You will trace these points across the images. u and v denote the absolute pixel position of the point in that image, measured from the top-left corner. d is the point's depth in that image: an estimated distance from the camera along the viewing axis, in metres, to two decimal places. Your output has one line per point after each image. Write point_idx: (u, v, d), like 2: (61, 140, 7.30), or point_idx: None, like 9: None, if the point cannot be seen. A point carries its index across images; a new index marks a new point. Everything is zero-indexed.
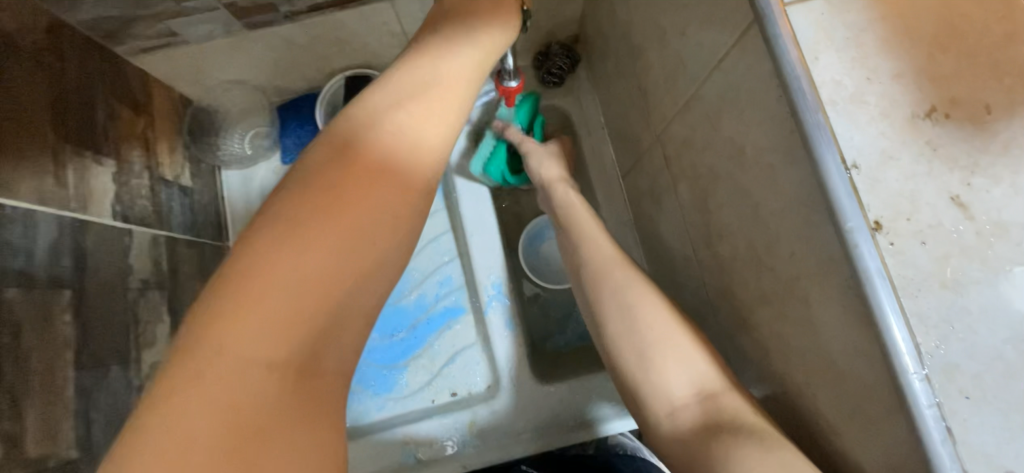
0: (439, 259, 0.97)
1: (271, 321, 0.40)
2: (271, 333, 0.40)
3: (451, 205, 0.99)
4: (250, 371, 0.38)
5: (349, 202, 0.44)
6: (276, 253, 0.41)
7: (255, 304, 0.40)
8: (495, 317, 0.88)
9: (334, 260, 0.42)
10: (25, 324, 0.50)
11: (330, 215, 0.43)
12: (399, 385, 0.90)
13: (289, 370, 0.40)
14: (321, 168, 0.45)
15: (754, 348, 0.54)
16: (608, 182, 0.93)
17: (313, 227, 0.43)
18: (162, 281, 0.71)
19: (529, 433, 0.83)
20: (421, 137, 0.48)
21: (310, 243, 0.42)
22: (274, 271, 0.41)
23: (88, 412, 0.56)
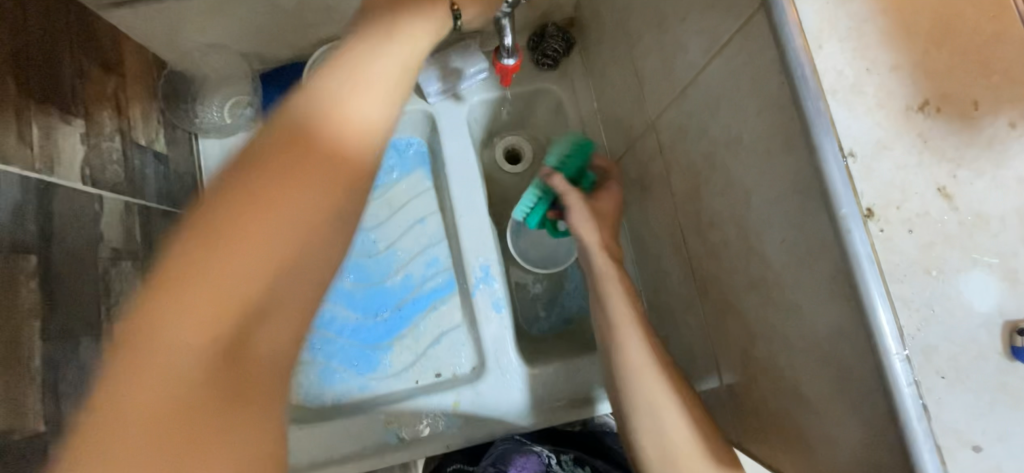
0: (426, 240, 0.96)
1: (187, 356, 0.31)
2: (206, 320, 0.32)
3: (440, 185, 0.97)
4: (156, 416, 0.30)
5: (284, 198, 0.35)
6: (194, 266, 0.32)
7: (162, 332, 0.31)
8: (481, 298, 0.88)
9: (268, 271, 0.34)
10: None
11: (263, 217, 0.34)
12: (383, 365, 0.89)
13: (208, 412, 0.31)
14: (264, 155, 0.35)
15: (738, 332, 0.56)
16: None
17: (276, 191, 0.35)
18: (134, 252, 0.68)
19: (512, 414, 0.84)
20: (379, 118, 0.39)
21: (272, 203, 0.34)
22: (207, 283, 0.32)
23: (57, 385, 0.52)
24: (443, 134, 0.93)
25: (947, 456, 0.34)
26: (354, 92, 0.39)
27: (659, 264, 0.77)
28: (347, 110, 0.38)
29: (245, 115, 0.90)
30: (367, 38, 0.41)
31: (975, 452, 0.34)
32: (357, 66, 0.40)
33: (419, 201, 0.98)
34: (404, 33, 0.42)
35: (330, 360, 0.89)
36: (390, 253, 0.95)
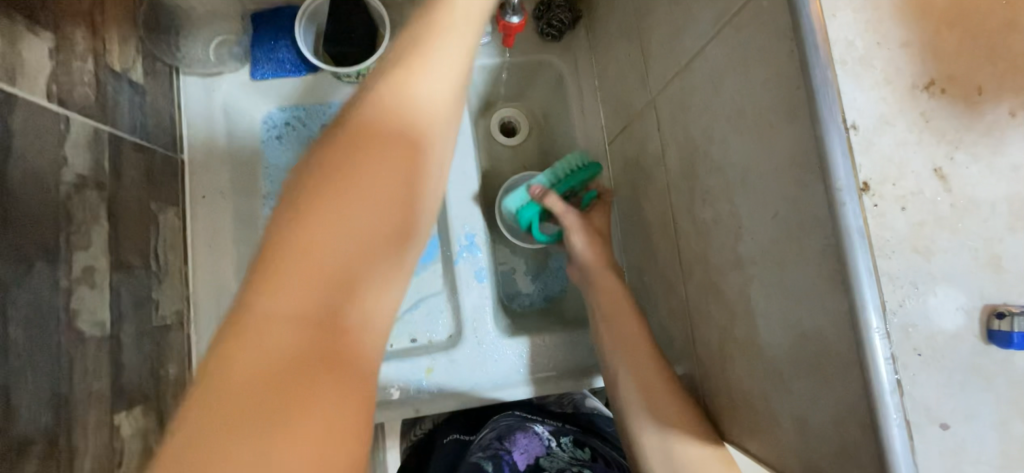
0: None
1: (270, 334, 0.32)
2: (311, 290, 0.34)
3: None
4: (243, 396, 0.30)
5: (354, 175, 0.36)
6: (283, 251, 0.34)
7: (255, 321, 0.33)
8: (465, 268, 0.86)
9: (343, 255, 0.35)
10: None
11: (337, 198, 0.35)
12: None
13: (282, 400, 0.31)
14: (340, 145, 0.37)
15: (718, 311, 0.56)
16: (593, 147, 0.92)
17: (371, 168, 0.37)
18: (102, 181, 0.63)
19: (485, 384, 0.84)
20: (444, 90, 0.40)
21: (337, 187, 0.36)
22: (289, 271, 0.34)
23: (7, 309, 0.49)
24: None
25: (915, 431, 0.34)
26: (419, 70, 0.40)
27: (648, 245, 0.76)
28: (415, 89, 0.39)
29: (235, 54, 0.87)
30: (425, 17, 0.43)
31: (942, 430, 0.34)
32: (417, 48, 0.41)
33: None
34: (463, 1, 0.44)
35: None
36: None
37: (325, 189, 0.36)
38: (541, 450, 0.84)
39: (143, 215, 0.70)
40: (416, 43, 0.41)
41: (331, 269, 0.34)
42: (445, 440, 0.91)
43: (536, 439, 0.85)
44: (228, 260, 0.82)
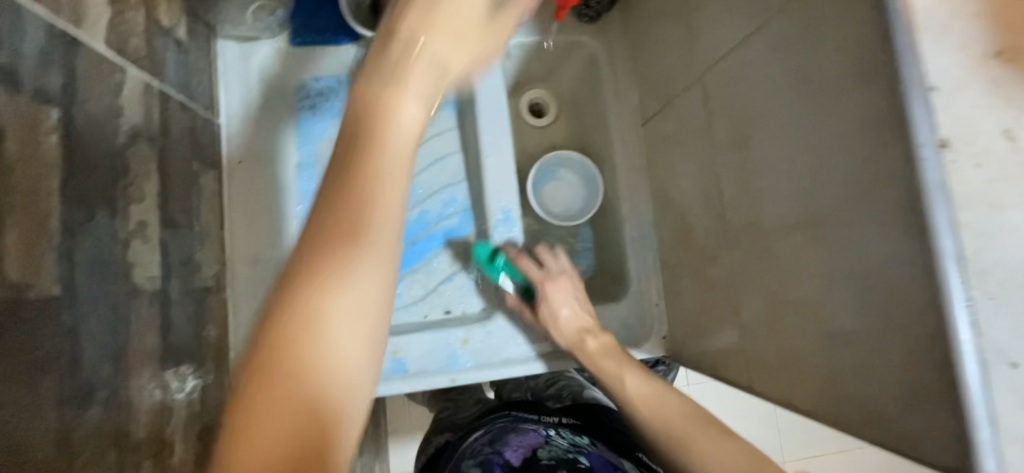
0: (447, 179, 0.94)
1: (269, 429, 0.32)
2: (272, 439, 0.32)
3: (465, 124, 0.95)
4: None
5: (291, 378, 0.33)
6: (245, 418, 0.32)
7: (253, 412, 0.32)
8: (500, 241, 0.87)
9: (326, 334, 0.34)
10: (6, 129, 0.41)
11: (275, 398, 0.33)
12: (392, 296, 0.87)
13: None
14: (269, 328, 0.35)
15: (767, 276, 0.59)
16: (625, 127, 0.94)
17: (335, 272, 0.35)
18: (152, 135, 0.62)
19: (519, 355, 0.85)
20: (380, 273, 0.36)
21: (281, 349, 0.33)
22: (255, 429, 0.32)
23: (73, 253, 0.48)
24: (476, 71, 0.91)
25: (988, 369, 0.36)
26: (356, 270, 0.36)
27: (685, 221, 0.79)
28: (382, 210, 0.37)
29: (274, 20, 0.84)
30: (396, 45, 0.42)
31: (1012, 368, 0.37)
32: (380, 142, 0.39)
33: (440, 139, 0.95)
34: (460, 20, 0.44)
35: None
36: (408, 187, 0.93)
37: (276, 354, 0.33)
38: (536, 443, 0.76)
39: (186, 174, 0.69)
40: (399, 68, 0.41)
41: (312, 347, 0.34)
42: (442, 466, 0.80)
43: (530, 435, 0.78)
44: (263, 225, 0.83)
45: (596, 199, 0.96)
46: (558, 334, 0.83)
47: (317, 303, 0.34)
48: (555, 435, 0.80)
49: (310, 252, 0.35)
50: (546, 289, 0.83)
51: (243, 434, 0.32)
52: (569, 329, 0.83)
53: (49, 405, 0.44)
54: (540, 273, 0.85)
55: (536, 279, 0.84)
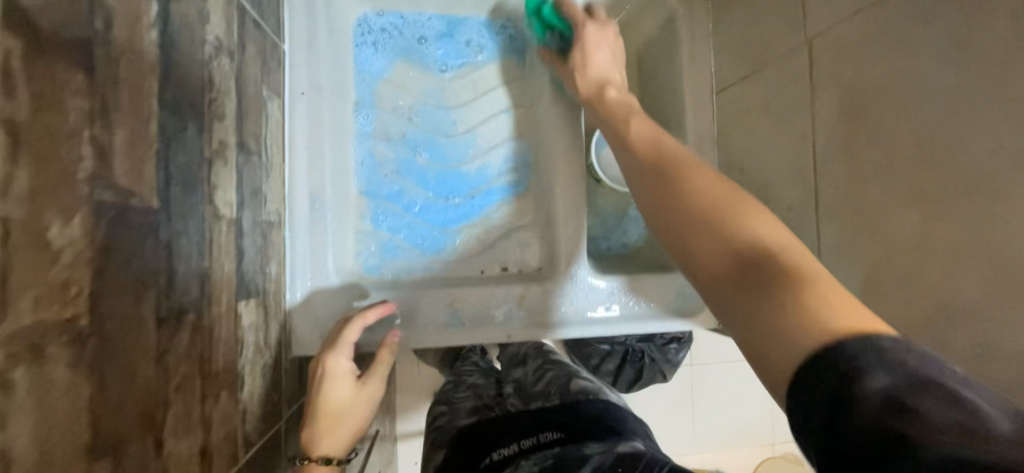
0: (509, 132, 0.90)
1: None
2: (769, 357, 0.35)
3: (533, 76, 0.90)
4: None
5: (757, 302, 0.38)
6: None
7: None
8: (564, 198, 0.84)
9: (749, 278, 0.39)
10: (113, 15, 0.37)
11: None
12: (450, 249, 0.86)
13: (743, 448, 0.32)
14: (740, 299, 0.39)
15: (868, 251, 0.58)
16: (699, 94, 0.90)
17: (809, 273, 0.37)
18: (231, 50, 0.58)
19: (576, 317, 0.84)
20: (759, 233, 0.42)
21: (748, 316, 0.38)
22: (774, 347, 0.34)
23: (169, 164, 0.45)
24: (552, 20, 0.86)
25: None
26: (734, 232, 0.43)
27: (762, 193, 0.77)
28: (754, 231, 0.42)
29: None
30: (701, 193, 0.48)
31: None
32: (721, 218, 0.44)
33: (505, 90, 0.91)
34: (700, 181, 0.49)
35: (396, 234, 0.84)
36: (470, 138, 0.88)
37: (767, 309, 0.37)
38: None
39: (257, 99, 0.65)
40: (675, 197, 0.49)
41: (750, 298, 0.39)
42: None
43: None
44: (324, 164, 0.79)
45: None
46: (584, 71, 0.79)
47: (724, 258, 0.42)
48: (522, 458, 0.68)
49: (681, 243, 0.47)
50: (586, 33, 0.80)
51: None
52: (603, 69, 0.79)
53: (150, 321, 0.42)
54: (583, 15, 0.83)
55: (579, 17, 0.82)
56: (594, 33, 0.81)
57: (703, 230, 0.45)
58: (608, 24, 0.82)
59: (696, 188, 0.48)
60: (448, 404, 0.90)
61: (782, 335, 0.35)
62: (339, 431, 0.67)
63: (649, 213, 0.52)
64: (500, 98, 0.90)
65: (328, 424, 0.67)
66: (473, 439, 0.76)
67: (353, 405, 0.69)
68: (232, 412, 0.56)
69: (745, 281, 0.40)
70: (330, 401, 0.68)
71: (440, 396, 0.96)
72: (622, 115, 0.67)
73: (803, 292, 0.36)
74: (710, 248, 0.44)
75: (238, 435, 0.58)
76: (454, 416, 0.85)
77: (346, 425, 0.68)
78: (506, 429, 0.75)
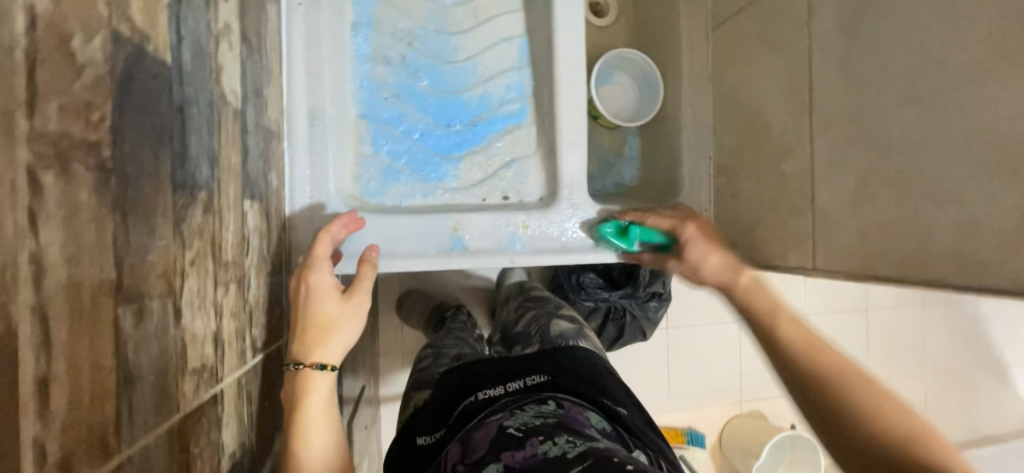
0: (510, 62, 0.89)
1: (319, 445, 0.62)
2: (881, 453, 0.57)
3: (534, 5, 0.90)
4: None
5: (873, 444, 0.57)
6: None
7: None
8: (566, 127, 0.85)
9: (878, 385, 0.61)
10: None
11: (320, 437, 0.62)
12: (451, 176, 0.85)
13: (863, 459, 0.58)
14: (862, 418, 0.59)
15: (861, 159, 0.62)
16: (696, 32, 0.92)
17: (893, 415, 0.58)
18: None
19: (576, 245, 0.86)
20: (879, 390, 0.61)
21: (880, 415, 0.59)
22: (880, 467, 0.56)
23: (178, 24, 0.42)
24: None
25: None
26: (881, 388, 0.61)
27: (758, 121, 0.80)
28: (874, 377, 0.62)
29: None
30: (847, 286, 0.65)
31: None
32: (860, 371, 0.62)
33: (505, 19, 0.90)
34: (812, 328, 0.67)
35: (396, 159, 0.83)
36: (471, 65, 0.87)
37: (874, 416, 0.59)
38: (502, 419, 0.62)
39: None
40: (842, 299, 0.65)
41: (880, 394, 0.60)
42: (409, 448, 0.68)
43: (498, 418, 0.62)
44: (323, 81, 0.78)
45: (655, 105, 0.96)
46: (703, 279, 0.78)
47: (851, 390, 0.61)
48: (519, 408, 0.64)
49: (813, 355, 0.64)
50: (691, 243, 0.78)
51: None
52: (718, 272, 0.77)
53: (166, 183, 0.40)
54: (670, 220, 0.80)
55: (670, 225, 0.80)
56: (693, 232, 0.80)
57: (827, 346, 0.65)
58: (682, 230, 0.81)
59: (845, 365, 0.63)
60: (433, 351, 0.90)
61: (868, 439, 0.58)
62: (333, 338, 0.66)
63: (792, 341, 0.66)
64: (507, 26, 0.90)
65: (319, 336, 0.66)
66: (452, 378, 0.74)
67: (343, 319, 0.67)
68: (241, 309, 0.54)
69: (838, 410, 0.61)
70: (316, 315, 0.66)
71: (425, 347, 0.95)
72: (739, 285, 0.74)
73: (878, 422, 0.58)
74: (832, 361, 0.63)
75: (246, 335, 0.56)
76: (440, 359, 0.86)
77: (339, 335, 0.67)
78: (490, 374, 0.72)
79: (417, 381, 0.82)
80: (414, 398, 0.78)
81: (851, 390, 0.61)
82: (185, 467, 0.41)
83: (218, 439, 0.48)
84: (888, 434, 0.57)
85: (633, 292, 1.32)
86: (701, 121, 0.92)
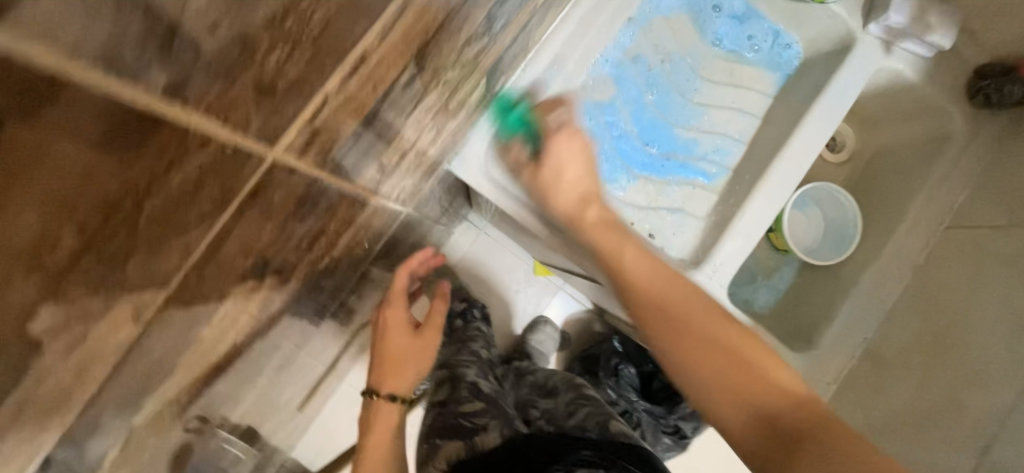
0: (733, 131, 0.88)
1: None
2: (733, 379, 0.48)
3: (788, 101, 0.89)
4: None
5: (740, 377, 0.48)
6: None
7: None
8: (750, 215, 0.80)
9: (692, 298, 0.53)
10: None
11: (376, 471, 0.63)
12: (619, 184, 0.84)
13: (784, 439, 0.45)
14: (727, 359, 0.49)
15: None
16: (925, 217, 0.84)
17: (748, 369, 0.48)
18: None
19: None
20: (661, 275, 0.55)
21: (716, 318, 0.52)
22: (761, 395, 0.47)
23: None
24: (850, 61, 0.83)
25: None
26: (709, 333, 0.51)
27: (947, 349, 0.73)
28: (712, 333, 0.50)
29: None
30: (631, 245, 0.59)
31: None
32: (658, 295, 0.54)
33: (754, 95, 0.90)
34: (626, 257, 0.58)
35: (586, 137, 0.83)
36: (698, 110, 0.88)
37: (686, 344, 0.51)
38: None
39: None
40: (637, 251, 0.58)
41: (696, 312, 0.52)
42: None
43: None
44: (584, 38, 0.79)
45: (837, 257, 0.90)
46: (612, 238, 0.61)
47: (680, 375, 0.50)
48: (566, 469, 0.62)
49: (629, 279, 0.56)
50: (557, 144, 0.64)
51: None
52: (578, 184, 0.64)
53: (485, 8, 0.42)
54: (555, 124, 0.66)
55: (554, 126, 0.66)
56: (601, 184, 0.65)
57: (657, 281, 0.55)
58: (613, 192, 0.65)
59: (620, 260, 0.58)
60: (445, 400, 0.91)
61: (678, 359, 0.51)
62: (403, 375, 0.71)
63: (614, 251, 0.58)
64: (750, 102, 0.89)
65: (389, 371, 0.70)
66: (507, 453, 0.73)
67: (411, 355, 0.71)
68: (421, 155, 0.56)
69: (736, 378, 0.48)
70: (388, 349, 0.71)
71: (435, 393, 0.96)
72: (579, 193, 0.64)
73: (736, 371, 0.48)
74: (681, 310, 0.52)
75: (404, 178, 0.57)
76: (456, 409, 0.86)
77: (408, 371, 0.71)
78: (531, 450, 0.71)
79: (439, 432, 0.85)
80: (441, 458, 0.80)
81: (669, 322, 0.52)
82: (311, 243, 0.42)
83: (339, 235, 0.48)
84: (727, 385, 0.48)
85: (659, 411, 1.29)
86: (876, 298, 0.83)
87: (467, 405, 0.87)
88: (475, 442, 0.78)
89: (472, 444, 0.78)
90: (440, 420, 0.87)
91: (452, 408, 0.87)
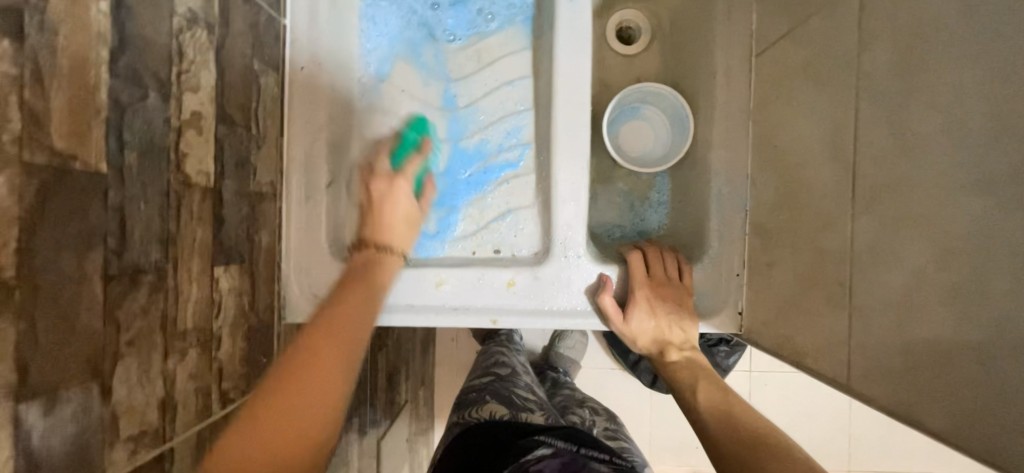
0: (512, 106, 0.85)
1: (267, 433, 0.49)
2: (753, 437, 0.56)
3: (541, 42, 0.84)
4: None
5: (759, 435, 0.56)
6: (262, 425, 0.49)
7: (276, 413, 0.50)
8: (562, 179, 0.77)
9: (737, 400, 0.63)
10: (50, 8, 0.40)
11: (329, 363, 0.55)
12: (443, 226, 0.84)
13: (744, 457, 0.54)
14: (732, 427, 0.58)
15: (914, 244, 0.44)
16: (730, 59, 0.76)
17: (744, 425, 0.58)
18: (211, 23, 0.60)
19: (585, 305, 0.78)
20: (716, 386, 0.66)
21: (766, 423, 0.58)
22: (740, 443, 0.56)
23: (123, 130, 0.47)
24: None
25: None
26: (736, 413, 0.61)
27: (793, 190, 0.63)
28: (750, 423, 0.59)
29: None
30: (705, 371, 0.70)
31: None
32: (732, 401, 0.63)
33: (511, 59, 0.86)
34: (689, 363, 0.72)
35: None
36: (470, 112, 0.85)
37: (722, 412, 0.62)
38: None
39: (246, 70, 0.67)
40: (700, 368, 0.71)
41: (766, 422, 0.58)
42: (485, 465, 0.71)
43: None
44: (320, 135, 0.79)
45: (684, 146, 0.84)
46: (637, 343, 0.76)
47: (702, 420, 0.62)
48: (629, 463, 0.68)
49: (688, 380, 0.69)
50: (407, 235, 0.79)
51: (288, 426, 0.50)
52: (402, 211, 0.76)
53: (96, 275, 0.44)
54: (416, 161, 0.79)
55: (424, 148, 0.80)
56: (645, 297, 0.74)
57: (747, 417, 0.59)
58: (673, 280, 0.75)
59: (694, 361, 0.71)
60: (501, 376, 0.92)
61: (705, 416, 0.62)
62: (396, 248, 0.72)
63: (652, 333, 0.75)
64: (513, 68, 0.85)
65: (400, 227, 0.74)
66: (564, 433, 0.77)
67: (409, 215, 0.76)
68: (205, 366, 0.60)
69: (761, 436, 0.56)
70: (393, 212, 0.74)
71: (491, 367, 0.97)
72: (670, 329, 0.75)
73: (739, 436, 0.57)
74: (722, 404, 0.63)
75: (212, 388, 0.61)
76: (512, 386, 0.90)
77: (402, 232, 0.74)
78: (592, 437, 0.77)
79: (489, 392, 0.86)
80: (484, 409, 0.81)
81: (717, 403, 0.63)
82: None
83: None
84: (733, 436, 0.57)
85: None
86: (735, 166, 0.76)
87: (522, 391, 0.89)
88: (520, 414, 0.81)
89: (517, 412, 0.81)
90: (494, 385, 0.89)
91: (508, 386, 0.89)
